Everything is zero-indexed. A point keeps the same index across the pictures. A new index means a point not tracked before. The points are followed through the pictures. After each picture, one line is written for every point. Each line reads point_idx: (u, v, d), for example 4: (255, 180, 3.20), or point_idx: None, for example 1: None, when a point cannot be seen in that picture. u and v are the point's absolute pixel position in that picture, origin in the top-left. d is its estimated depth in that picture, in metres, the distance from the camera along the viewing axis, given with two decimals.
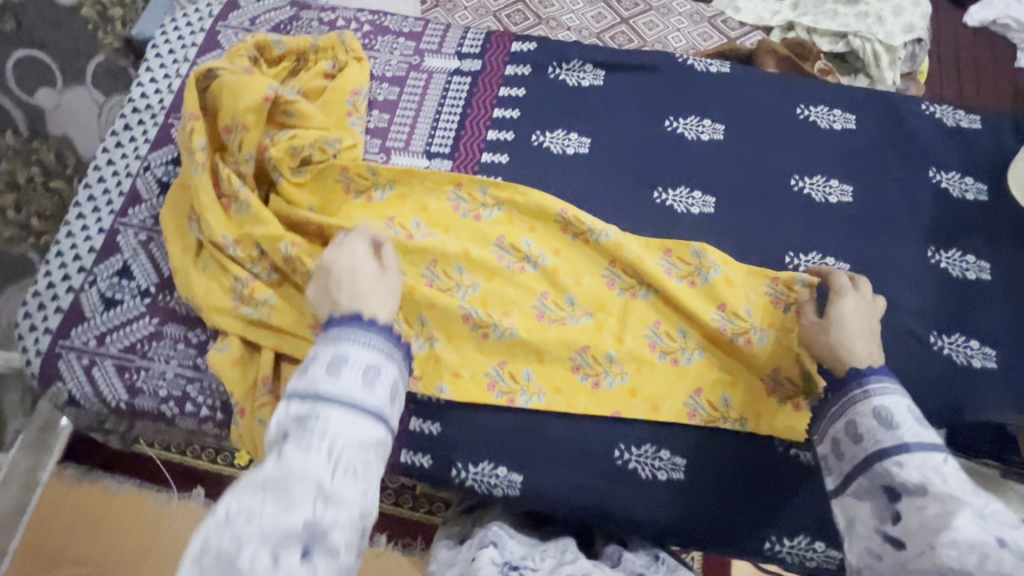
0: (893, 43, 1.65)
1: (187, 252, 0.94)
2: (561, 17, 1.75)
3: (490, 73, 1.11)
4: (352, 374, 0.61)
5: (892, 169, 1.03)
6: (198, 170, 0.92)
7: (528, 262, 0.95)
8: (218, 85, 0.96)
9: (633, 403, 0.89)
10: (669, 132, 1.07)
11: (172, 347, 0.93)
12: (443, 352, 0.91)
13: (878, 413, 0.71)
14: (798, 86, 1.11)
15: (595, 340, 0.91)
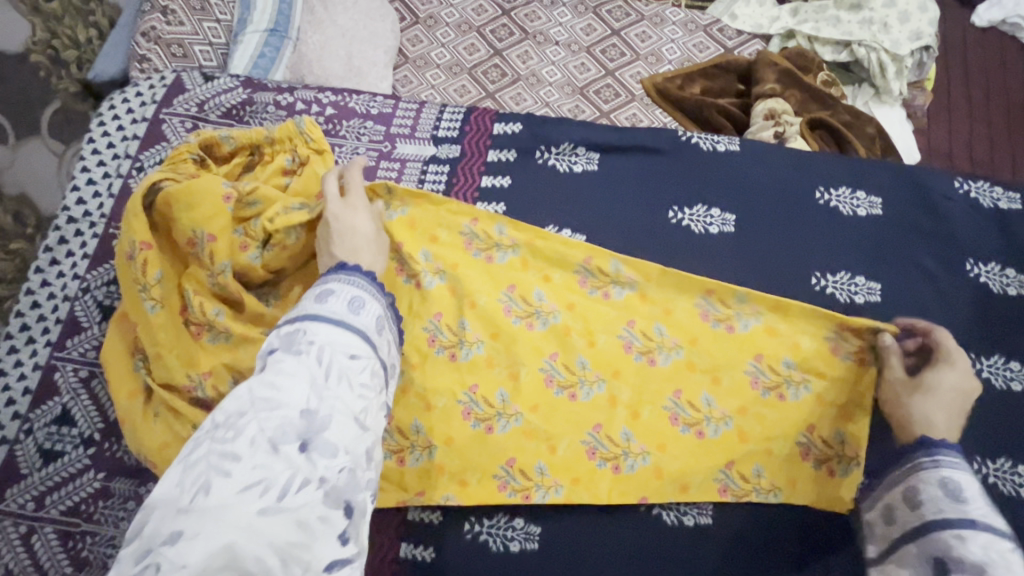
0: (899, 51, 1.49)
1: (135, 398, 0.82)
2: (549, 31, 1.52)
3: (470, 159, 0.99)
4: (338, 309, 0.58)
5: (924, 264, 0.92)
6: (154, 307, 0.81)
7: (536, 316, 0.89)
8: (162, 199, 0.83)
9: (661, 485, 0.83)
10: (673, 224, 0.95)
11: (122, 507, 0.82)
12: (448, 434, 0.84)
13: (945, 484, 0.66)
14: (816, 163, 0.99)
15: (609, 417, 0.85)
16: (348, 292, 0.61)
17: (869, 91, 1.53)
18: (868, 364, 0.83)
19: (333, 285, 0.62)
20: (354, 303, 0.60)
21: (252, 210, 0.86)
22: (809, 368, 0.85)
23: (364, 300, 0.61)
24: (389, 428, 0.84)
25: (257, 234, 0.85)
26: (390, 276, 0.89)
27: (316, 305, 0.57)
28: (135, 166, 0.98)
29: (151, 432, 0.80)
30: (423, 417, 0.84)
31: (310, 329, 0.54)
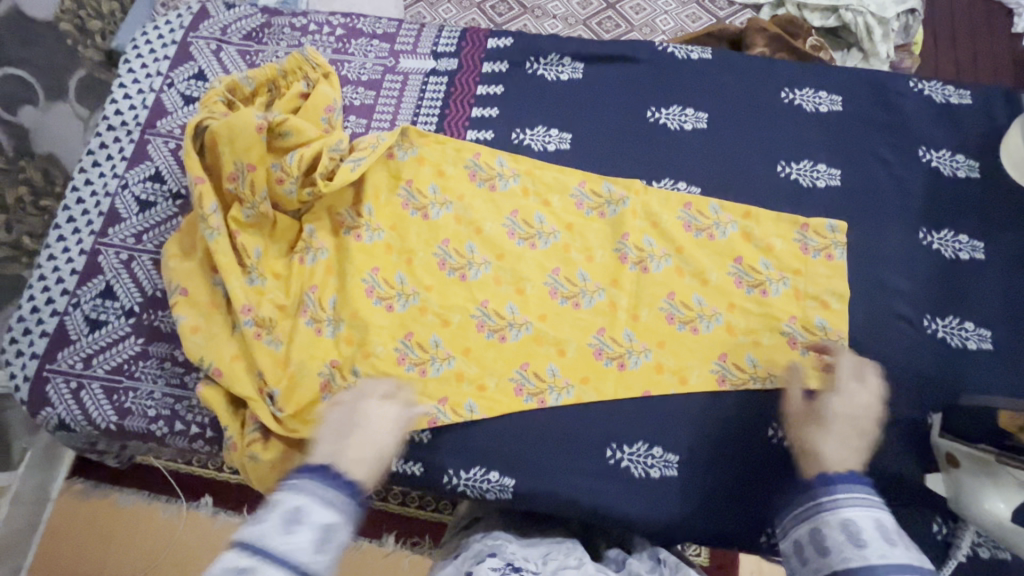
0: (885, 15, 1.58)
1: (197, 314, 0.86)
2: (545, 6, 1.63)
3: (467, 72, 1.09)
4: (307, 534, 0.58)
5: (881, 152, 1.01)
6: (212, 235, 0.86)
7: (538, 237, 0.99)
8: (210, 136, 0.87)
9: (662, 378, 0.91)
10: (652, 123, 1.05)
11: (159, 366, 0.92)
12: (464, 344, 0.93)
13: (845, 528, 0.66)
14: (783, 68, 1.08)
15: (610, 321, 0.94)
16: (322, 517, 0.60)
17: (857, 56, 1.60)
18: (834, 256, 0.95)
19: (297, 500, 0.60)
20: (329, 535, 0.59)
21: (286, 141, 0.91)
22: (782, 259, 0.95)
23: (333, 529, 0.60)
24: (408, 344, 0.92)
25: (294, 170, 0.89)
26: (396, 208, 0.99)
27: (282, 536, 0.57)
28: (166, 83, 1.10)
29: (222, 347, 0.85)
30: (440, 332, 0.93)
31: (299, 495, 0.61)
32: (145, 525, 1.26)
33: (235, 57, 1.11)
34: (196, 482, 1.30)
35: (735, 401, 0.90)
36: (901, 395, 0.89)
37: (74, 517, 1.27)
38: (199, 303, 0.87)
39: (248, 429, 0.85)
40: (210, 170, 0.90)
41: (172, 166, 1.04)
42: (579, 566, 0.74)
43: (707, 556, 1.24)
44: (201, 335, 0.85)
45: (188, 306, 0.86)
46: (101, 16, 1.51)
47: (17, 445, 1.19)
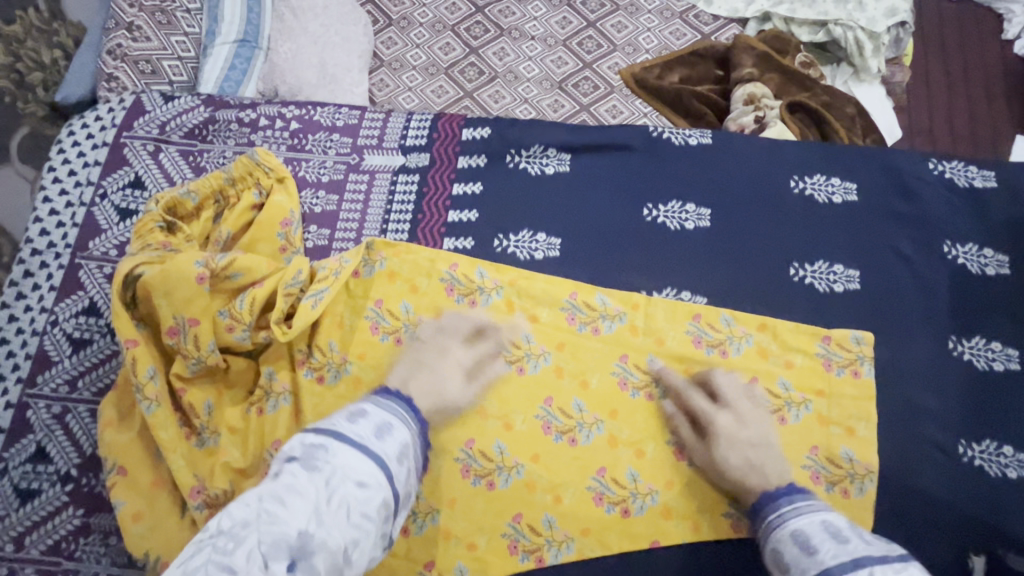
0: (876, 28, 1.47)
1: (135, 496, 0.73)
2: (523, 27, 1.47)
3: (440, 168, 0.97)
4: (367, 425, 0.63)
5: (903, 248, 0.92)
6: (149, 405, 0.73)
7: (526, 360, 0.88)
8: (141, 287, 0.74)
9: (671, 524, 0.81)
10: (649, 222, 0.94)
11: (103, 543, 0.81)
12: (449, 495, 0.83)
13: (804, 534, 0.66)
14: (791, 151, 0.97)
15: (612, 458, 0.84)
16: (378, 416, 0.66)
17: (848, 70, 1.49)
18: (861, 373, 0.86)
19: (368, 407, 0.67)
20: (384, 427, 0.65)
21: (233, 281, 0.79)
22: (800, 381, 0.86)
23: (391, 427, 0.65)
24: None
25: (246, 315, 0.77)
26: (365, 335, 0.88)
27: (347, 424, 0.61)
28: (98, 194, 0.96)
29: (165, 534, 0.73)
30: (421, 480, 0.83)
31: (368, 404, 0.68)
32: None
33: (177, 159, 0.98)
34: None
35: (756, 549, 0.81)
36: (940, 537, 0.80)
37: None
38: (139, 485, 0.74)
39: None
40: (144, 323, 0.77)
41: (108, 295, 0.91)
42: None
43: None
44: (142, 523, 0.73)
45: (126, 489, 0.74)
46: (45, 67, 1.42)
47: None
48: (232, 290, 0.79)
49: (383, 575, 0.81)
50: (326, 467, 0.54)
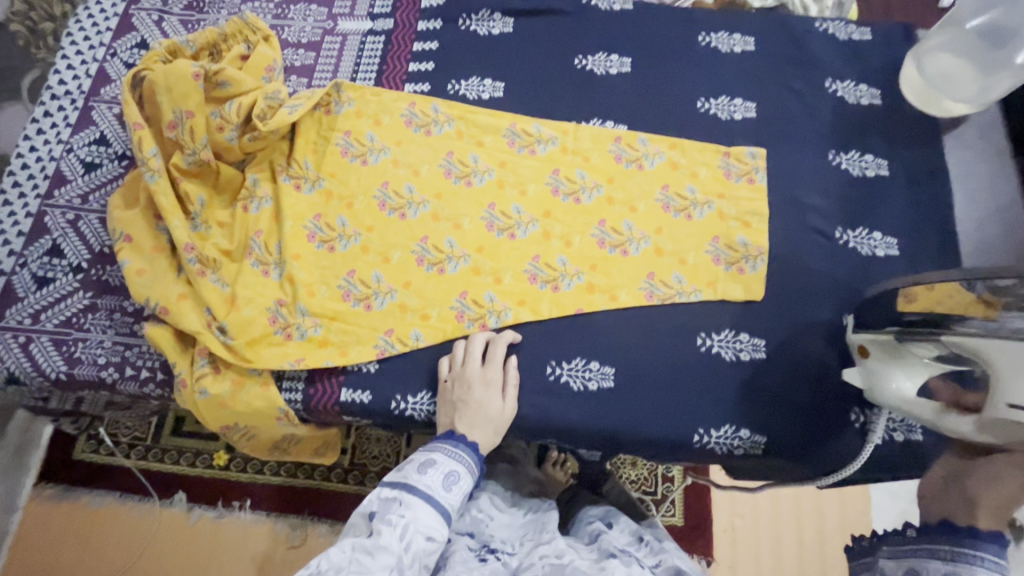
0: None
1: (140, 255, 0.88)
2: None
3: (403, 30, 1.14)
4: (436, 475, 0.75)
5: (793, 85, 1.09)
6: (153, 179, 0.89)
7: (474, 176, 1.03)
8: (148, 86, 0.90)
9: (593, 297, 0.95)
10: (579, 69, 1.11)
11: (108, 317, 0.94)
12: (405, 279, 0.97)
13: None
14: (701, 16, 1.15)
15: (545, 249, 0.98)
16: (446, 465, 0.77)
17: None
18: (755, 180, 1.02)
19: (438, 455, 0.78)
20: (450, 477, 0.76)
21: (224, 91, 0.94)
22: (704, 186, 1.02)
23: (457, 475, 0.77)
24: (351, 281, 0.96)
25: (233, 116, 0.93)
26: (336, 157, 1.04)
27: (419, 475, 0.75)
28: (109, 53, 1.12)
29: (164, 284, 0.88)
30: (382, 268, 0.97)
31: (435, 451, 0.79)
32: (119, 526, 1.34)
33: (177, 26, 1.14)
34: (167, 478, 1.36)
35: (665, 314, 0.95)
36: (817, 299, 0.95)
37: (52, 517, 1.34)
38: (142, 249, 0.89)
39: (197, 365, 0.87)
40: (150, 121, 0.93)
41: (116, 129, 1.06)
42: (551, 542, 0.78)
43: (684, 506, 1.30)
44: (145, 276, 0.88)
45: (131, 250, 0.88)
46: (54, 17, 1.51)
47: None
48: (222, 99, 0.95)
49: (349, 340, 0.93)
50: (397, 523, 0.67)
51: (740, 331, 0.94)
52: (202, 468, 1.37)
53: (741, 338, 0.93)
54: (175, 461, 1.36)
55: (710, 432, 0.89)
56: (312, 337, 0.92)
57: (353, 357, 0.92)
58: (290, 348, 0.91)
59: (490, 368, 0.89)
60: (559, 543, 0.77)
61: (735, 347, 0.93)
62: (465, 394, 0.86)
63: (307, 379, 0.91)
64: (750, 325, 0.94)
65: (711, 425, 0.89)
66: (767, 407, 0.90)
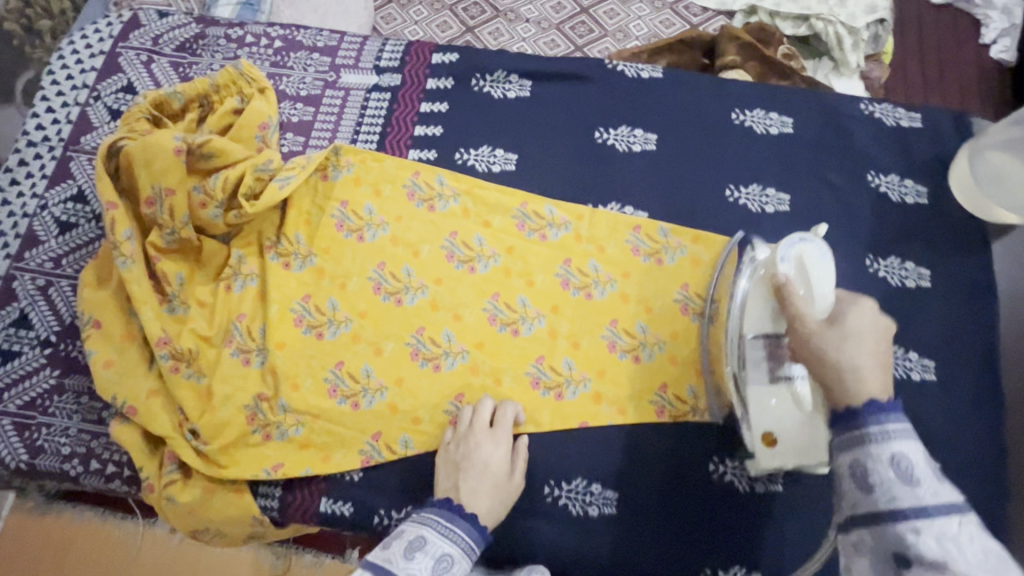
0: (856, 24, 1.47)
1: (109, 345, 0.81)
2: (519, 9, 1.54)
3: (411, 88, 1.05)
4: (425, 561, 0.69)
5: (832, 177, 0.99)
6: (127, 263, 0.81)
7: (478, 260, 0.95)
8: (125, 158, 0.82)
9: (600, 409, 0.88)
10: (599, 144, 1.02)
11: (75, 401, 0.87)
12: (397, 375, 0.89)
13: (898, 462, 0.58)
14: (735, 88, 1.05)
15: (551, 348, 0.91)
16: (438, 548, 0.71)
17: (828, 65, 1.49)
18: None
19: (430, 534, 0.71)
20: (442, 563, 0.70)
21: (209, 162, 0.86)
22: None
23: (450, 560, 0.71)
24: (338, 375, 0.89)
25: (218, 193, 0.85)
26: (330, 231, 0.96)
27: (406, 560, 0.68)
28: (92, 96, 1.04)
29: (134, 380, 0.81)
30: (373, 360, 0.90)
31: (426, 528, 0.72)
32: (99, 543, 1.25)
33: (167, 70, 1.06)
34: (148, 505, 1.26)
35: (675, 432, 0.87)
36: None
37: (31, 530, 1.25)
38: (112, 337, 0.82)
39: (165, 470, 0.80)
40: (127, 193, 0.85)
41: (95, 185, 0.98)
42: None
43: None
44: (114, 369, 0.80)
45: (100, 340, 0.81)
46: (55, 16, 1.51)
47: None
48: (208, 170, 0.87)
49: (332, 443, 0.86)
50: None
51: None
52: None
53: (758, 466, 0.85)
54: None
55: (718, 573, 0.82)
56: (293, 438, 0.85)
57: (336, 463, 0.85)
58: (267, 452, 0.84)
59: (497, 433, 0.83)
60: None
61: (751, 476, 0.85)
62: (470, 455, 0.80)
63: (284, 485, 0.84)
64: None
65: (720, 564, 0.82)
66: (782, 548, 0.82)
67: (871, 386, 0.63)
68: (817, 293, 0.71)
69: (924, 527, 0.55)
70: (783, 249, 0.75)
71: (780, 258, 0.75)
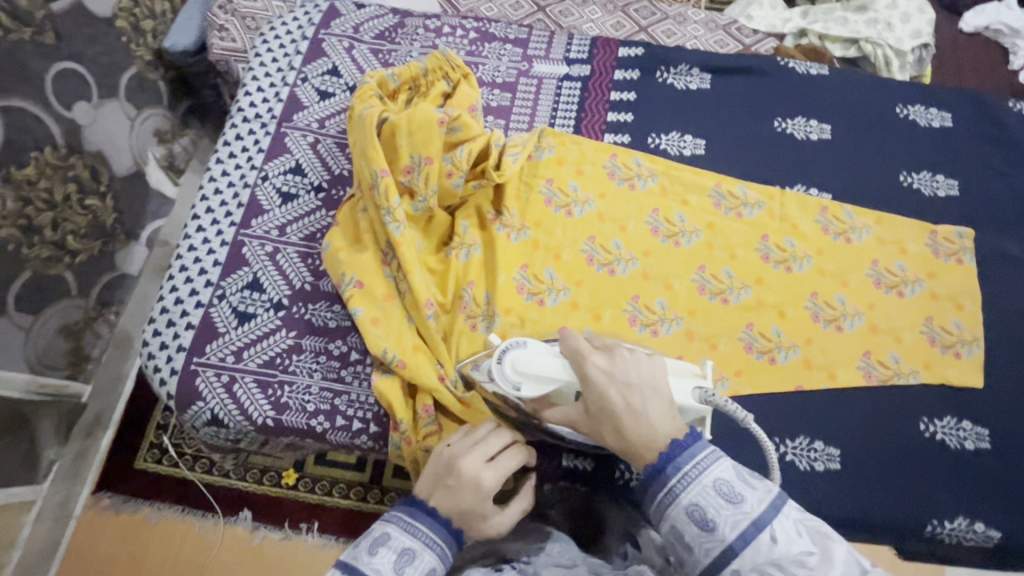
0: (903, 48, 1.58)
1: (372, 302, 0.86)
2: (581, 26, 1.61)
3: (599, 78, 1.12)
4: (388, 554, 0.63)
5: (996, 165, 1.08)
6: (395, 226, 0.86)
7: (681, 235, 1.01)
8: (389, 128, 0.87)
9: (812, 374, 0.93)
10: (779, 132, 1.10)
11: (314, 360, 0.90)
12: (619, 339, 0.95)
13: (693, 514, 0.59)
14: (896, 86, 1.15)
15: (759, 317, 0.97)
16: (401, 541, 0.64)
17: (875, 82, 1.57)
18: (964, 260, 1.01)
19: (392, 528, 0.65)
20: (405, 556, 0.63)
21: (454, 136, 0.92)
22: (916, 263, 1.01)
23: (414, 553, 0.63)
24: None
25: (464, 163, 0.90)
26: (540, 205, 1.01)
27: (367, 556, 0.62)
28: (300, 77, 1.09)
29: (397, 336, 0.85)
30: (594, 326, 0.95)
31: (389, 524, 0.65)
32: (178, 543, 1.23)
33: (368, 56, 1.11)
34: (272, 500, 1.26)
35: (884, 395, 0.93)
36: None
37: (105, 531, 1.24)
38: (373, 295, 0.86)
39: (425, 422, 0.84)
40: None
41: (312, 160, 1.03)
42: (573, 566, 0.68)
43: None
44: (379, 327, 0.85)
45: (363, 298, 0.86)
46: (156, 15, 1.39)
47: (46, 455, 1.21)
48: (450, 144, 0.92)
49: None
50: None
51: (963, 419, 0.92)
52: (305, 493, 1.27)
53: (964, 425, 0.92)
54: (273, 481, 1.28)
55: (942, 522, 0.87)
56: None
57: None
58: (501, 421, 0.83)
59: (491, 469, 0.69)
60: (580, 569, 0.68)
61: (959, 434, 0.92)
62: (450, 477, 0.68)
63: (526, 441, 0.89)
64: (971, 413, 0.93)
65: (944, 515, 0.88)
66: (998, 503, 0.89)
67: (659, 423, 0.63)
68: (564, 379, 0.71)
69: (741, 556, 0.56)
70: (503, 377, 0.74)
71: (515, 387, 0.74)
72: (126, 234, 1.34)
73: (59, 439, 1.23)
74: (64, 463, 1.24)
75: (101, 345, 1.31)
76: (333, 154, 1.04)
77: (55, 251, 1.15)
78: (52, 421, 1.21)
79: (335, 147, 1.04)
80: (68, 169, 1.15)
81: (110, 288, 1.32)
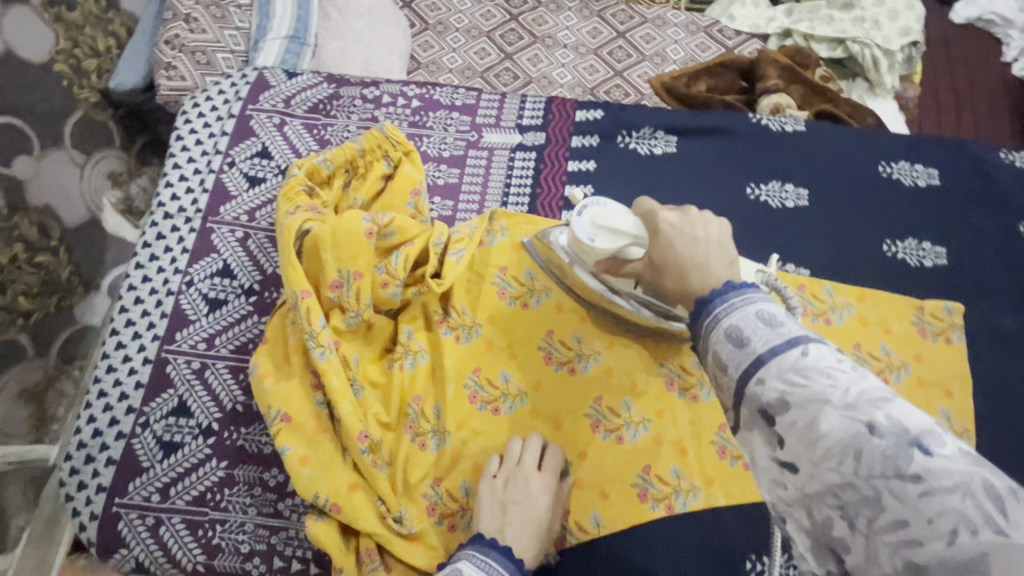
0: (892, 46, 1.46)
1: (303, 437, 0.78)
2: (556, 35, 1.51)
3: (555, 147, 1.03)
4: None
5: (986, 227, 1.00)
6: (323, 353, 0.78)
7: None
8: (311, 241, 0.78)
9: None
10: (752, 200, 1.01)
11: (247, 494, 0.83)
12: (581, 449, 0.87)
13: (730, 334, 0.50)
14: (877, 138, 1.06)
15: None
16: None
17: (863, 86, 1.47)
18: (953, 339, 0.93)
19: (466, 568, 0.68)
20: None
21: (388, 240, 0.83)
22: (903, 344, 0.93)
23: None
24: None
25: (400, 271, 0.81)
26: (492, 299, 0.92)
27: None
28: (226, 162, 0.99)
29: (332, 475, 0.77)
30: (553, 436, 0.87)
31: (462, 560, 0.69)
32: None
33: (302, 132, 1.02)
34: None
35: None
36: None
37: None
38: (303, 430, 0.78)
39: (369, 568, 0.76)
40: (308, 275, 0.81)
41: (241, 259, 0.94)
42: None
43: None
44: (310, 466, 0.77)
45: (291, 435, 0.78)
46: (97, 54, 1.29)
47: (14, 523, 1.10)
48: (385, 248, 0.84)
49: None
50: None
51: None
52: None
53: None
54: None
55: None
56: None
57: None
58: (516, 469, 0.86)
59: (547, 474, 0.80)
60: None
61: None
62: (518, 493, 0.77)
63: None
64: None
65: None
66: None
67: (720, 271, 0.61)
68: (636, 233, 0.75)
69: (768, 364, 0.46)
70: (580, 228, 0.79)
71: (588, 239, 0.78)
72: (84, 285, 1.25)
73: (28, 505, 1.13)
74: (35, 527, 1.13)
75: (66, 405, 1.22)
76: (265, 251, 0.95)
77: (7, 316, 1.07)
78: (18, 486, 1.12)
79: (267, 243, 0.95)
80: (12, 229, 1.07)
81: (72, 343, 1.23)
